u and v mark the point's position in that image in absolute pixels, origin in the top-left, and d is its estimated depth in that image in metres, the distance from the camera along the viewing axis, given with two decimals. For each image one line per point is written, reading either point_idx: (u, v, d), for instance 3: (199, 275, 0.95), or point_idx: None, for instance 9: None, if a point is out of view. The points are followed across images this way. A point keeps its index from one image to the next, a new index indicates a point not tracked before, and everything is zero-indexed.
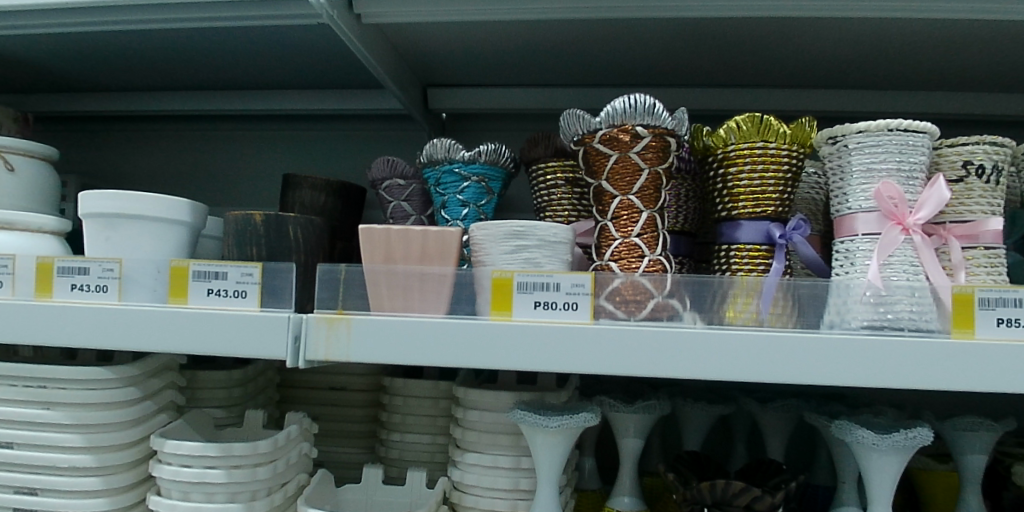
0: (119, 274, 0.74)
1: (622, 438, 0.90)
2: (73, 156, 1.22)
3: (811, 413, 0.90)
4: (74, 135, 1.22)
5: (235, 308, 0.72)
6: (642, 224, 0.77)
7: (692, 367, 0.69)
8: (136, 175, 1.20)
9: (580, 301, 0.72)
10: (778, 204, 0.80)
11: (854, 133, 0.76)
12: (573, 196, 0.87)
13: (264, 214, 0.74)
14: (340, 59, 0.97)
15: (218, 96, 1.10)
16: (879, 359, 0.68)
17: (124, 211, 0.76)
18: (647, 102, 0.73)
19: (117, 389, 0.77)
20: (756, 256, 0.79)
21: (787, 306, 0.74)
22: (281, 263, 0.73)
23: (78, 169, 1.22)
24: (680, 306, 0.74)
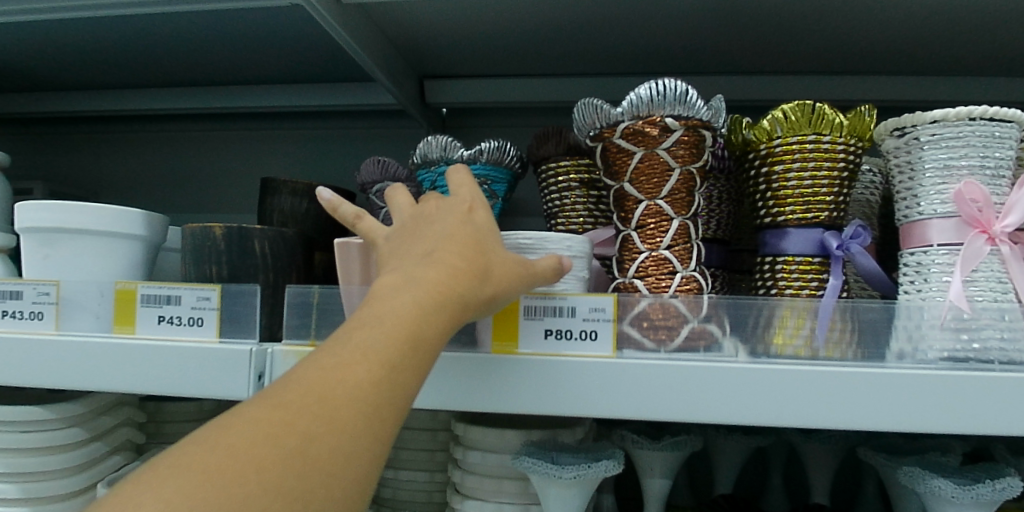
0: (57, 298, 0.63)
1: (646, 478, 0.78)
2: (43, 160, 1.12)
3: (866, 449, 0.78)
4: (43, 138, 1.12)
5: (190, 339, 0.61)
6: (672, 234, 0.65)
7: (735, 410, 0.58)
8: (110, 180, 1.10)
9: (600, 329, 0.60)
10: (832, 208, 0.67)
11: (928, 123, 0.63)
12: (589, 200, 0.75)
13: (225, 226, 0.63)
14: (323, 48, 0.86)
15: (193, 92, 1.00)
16: (961, 401, 0.57)
17: (63, 225, 0.65)
18: (679, 88, 0.61)
19: (59, 431, 0.67)
20: (807, 270, 0.67)
21: (847, 331, 0.62)
22: (244, 284, 0.62)
23: (48, 174, 1.12)
24: (719, 332, 0.61)
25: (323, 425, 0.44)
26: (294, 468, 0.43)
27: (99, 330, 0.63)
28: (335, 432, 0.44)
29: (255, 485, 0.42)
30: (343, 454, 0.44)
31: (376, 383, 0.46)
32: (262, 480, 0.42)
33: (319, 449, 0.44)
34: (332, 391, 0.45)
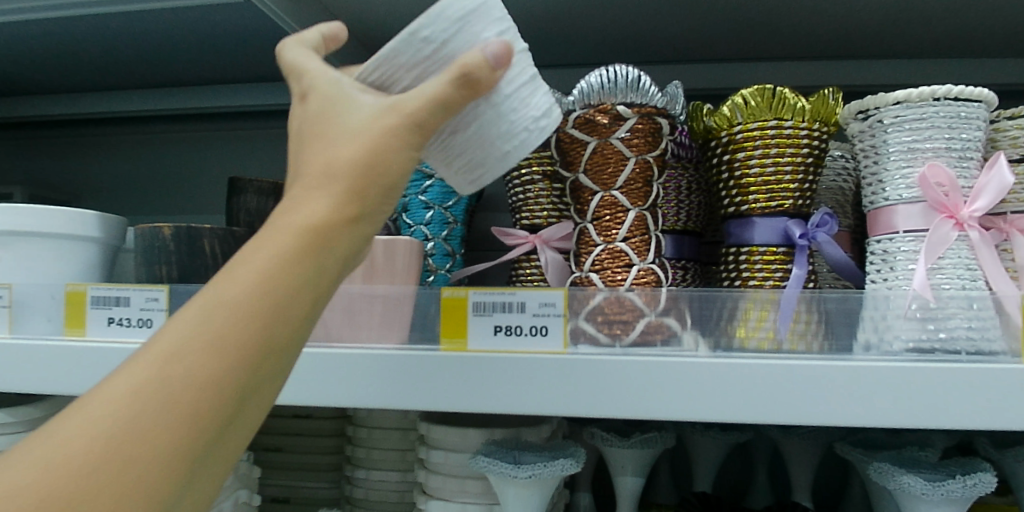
0: (9, 301, 0.63)
1: (617, 476, 0.76)
2: (24, 164, 1.13)
3: (843, 444, 0.76)
4: (25, 142, 1.13)
5: (140, 340, 0.60)
6: (628, 226, 0.63)
7: (691, 406, 0.55)
8: (90, 182, 1.10)
9: (551, 324, 0.59)
10: (797, 196, 0.65)
11: (890, 105, 0.61)
12: (552, 193, 0.73)
13: (173, 226, 0.62)
14: (288, 46, 0.85)
15: (167, 93, 1.00)
16: (931, 393, 0.54)
17: (14, 228, 0.64)
18: (630, 75, 0.60)
19: (18, 435, 0.66)
20: (772, 260, 0.65)
21: (812, 322, 0.59)
22: (194, 284, 0.61)
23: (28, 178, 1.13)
24: (678, 326, 0.60)
25: (173, 369, 0.36)
26: (184, 407, 0.36)
27: (51, 332, 0.62)
28: (234, 340, 0.37)
29: (91, 442, 0.34)
30: (196, 392, 0.36)
31: (224, 317, 0.37)
32: (145, 410, 0.35)
33: (167, 397, 0.35)
34: (180, 335, 0.37)
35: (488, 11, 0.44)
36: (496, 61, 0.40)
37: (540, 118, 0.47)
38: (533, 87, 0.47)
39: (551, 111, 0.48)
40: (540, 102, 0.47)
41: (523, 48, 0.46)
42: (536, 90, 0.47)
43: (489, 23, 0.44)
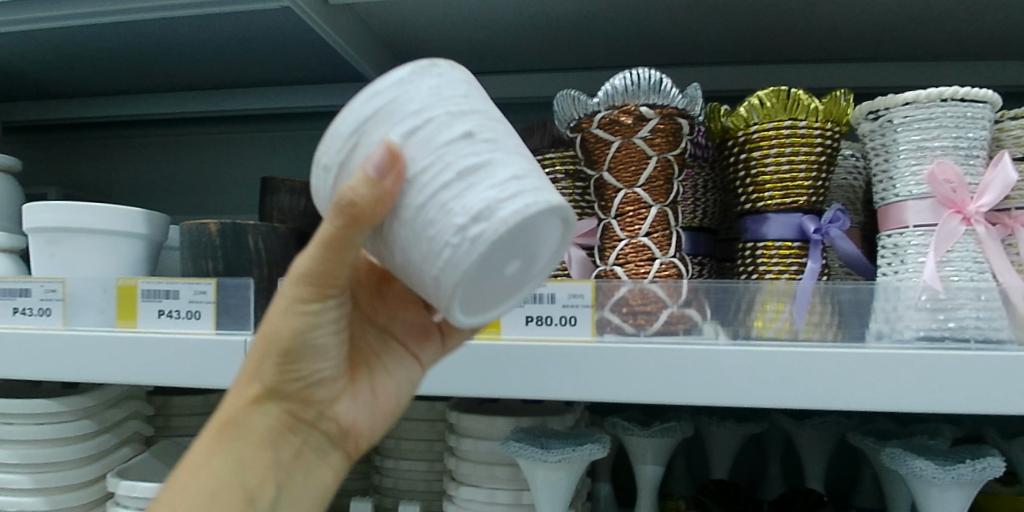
0: (63, 294, 0.66)
1: (638, 464, 0.79)
2: (56, 165, 1.16)
3: (856, 434, 0.79)
4: (57, 143, 1.17)
5: (189, 331, 0.64)
6: (651, 222, 0.66)
7: (713, 392, 0.58)
8: (121, 183, 1.14)
9: (580, 315, 0.62)
10: (811, 193, 0.69)
11: (900, 105, 0.64)
12: (575, 191, 0.76)
13: (219, 223, 0.65)
14: (318, 50, 0.88)
15: (198, 96, 1.03)
16: (941, 379, 0.57)
17: (69, 225, 0.67)
18: (653, 77, 0.63)
19: (69, 423, 0.69)
20: (787, 254, 0.68)
21: (828, 312, 0.63)
22: (239, 278, 0.64)
23: (58, 179, 1.16)
24: (699, 317, 0.63)
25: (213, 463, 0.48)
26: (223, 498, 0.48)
27: (103, 324, 0.66)
28: (245, 442, 0.49)
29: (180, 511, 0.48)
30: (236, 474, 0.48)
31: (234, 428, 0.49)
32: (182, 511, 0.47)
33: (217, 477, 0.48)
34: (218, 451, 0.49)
35: (394, 110, 0.39)
36: (368, 182, 0.37)
37: (463, 223, 0.37)
38: (466, 185, 0.38)
39: (492, 212, 0.37)
40: (469, 205, 0.37)
41: (453, 136, 0.38)
42: (468, 190, 0.38)
43: (390, 126, 0.39)
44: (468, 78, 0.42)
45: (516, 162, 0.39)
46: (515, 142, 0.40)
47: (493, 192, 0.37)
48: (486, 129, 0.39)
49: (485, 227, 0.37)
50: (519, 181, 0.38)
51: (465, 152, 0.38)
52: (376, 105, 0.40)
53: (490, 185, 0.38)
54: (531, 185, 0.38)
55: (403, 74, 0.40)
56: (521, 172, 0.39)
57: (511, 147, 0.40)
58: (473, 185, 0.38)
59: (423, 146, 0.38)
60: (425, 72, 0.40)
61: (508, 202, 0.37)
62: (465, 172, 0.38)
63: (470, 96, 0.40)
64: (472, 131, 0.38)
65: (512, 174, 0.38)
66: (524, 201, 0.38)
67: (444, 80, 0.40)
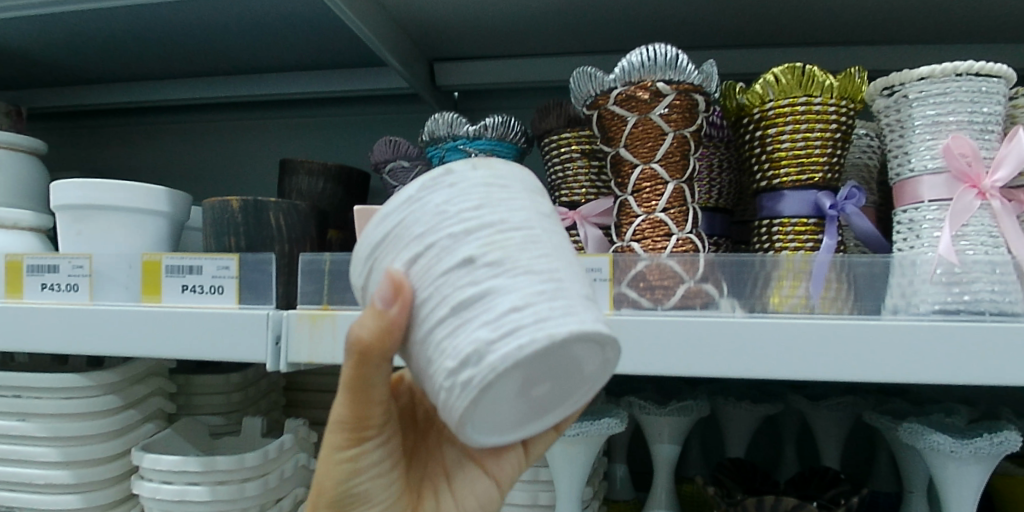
0: (90, 271, 0.67)
1: (654, 443, 0.80)
2: (86, 154, 1.20)
3: (872, 413, 0.79)
4: (88, 132, 1.21)
5: (212, 306, 0.65)
6: (667, 198, 0.67)
7: (730, 364, 0.59)
8: (149, 171, 1.18)
9: (598, 288, 0.64)
10: (826, 169, 0.69)
11: (915, 81, 0.65)
12: (590, 171, 0.77)
13: (242, 199, 0.66)
14: (337, 34, 0.89)
15: (219, 83, 1.05)
16: (959, 351, 0.57)
17: (96, 202, 0.69)
18: (669, 53, 0.63)
19: (95, 398, 0.70)
20: (803, 231, 0.69)
21: (842, 287, 0.63)
22: (261, 253, 0.65)
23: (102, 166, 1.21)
24: (716, 292, 0.63)
25: None
26: None
27: (128, 299, 0.67)
28: None
29: None
30: None
31: None
32: None
33: None
34: None
35: (402, 233, 0.41)
36: (375, 313, 0.41)
37: (457, 367, 0.38)
38: (462, 326, 0.38)
39: (483, 357, 0.38)
40: (459, 347, 0.38)
41: (452, 264, 0.39)
42: (462, 326, 0.38)
43: (398, 252, 0.41)
44: (492, 176, 0.42)
45: (519, 287, 0.38)
46: (527, 255, 0.39)
47: (485, 333, 0.38)
48: (493, 248, 0.39)
49: (473, 371, 0.38)
50: (516, 314, 0.38)
51: (462, 284, 0.39)
52: (387, 229, 0.42)
53: (484, 324, 0.38)
54: (529, 319, 0.38)
55: (410, 192, 0.41)
56: (524, 299, 0.38)
57: (520, 266, 0.39)
58: (467, 323, 0.38)
59: (426, 275, 0.40)
60: (434, 185, 0.41)
61: (500, 343, 0.38)
62: (462, 307, 0.38)
63: (484, 209, 0.40)
64: (473, 256, 0.39)
65: (511, 304, 0.38)
66: (520, 339, 0.37)
67: (455, 191, 0.41)
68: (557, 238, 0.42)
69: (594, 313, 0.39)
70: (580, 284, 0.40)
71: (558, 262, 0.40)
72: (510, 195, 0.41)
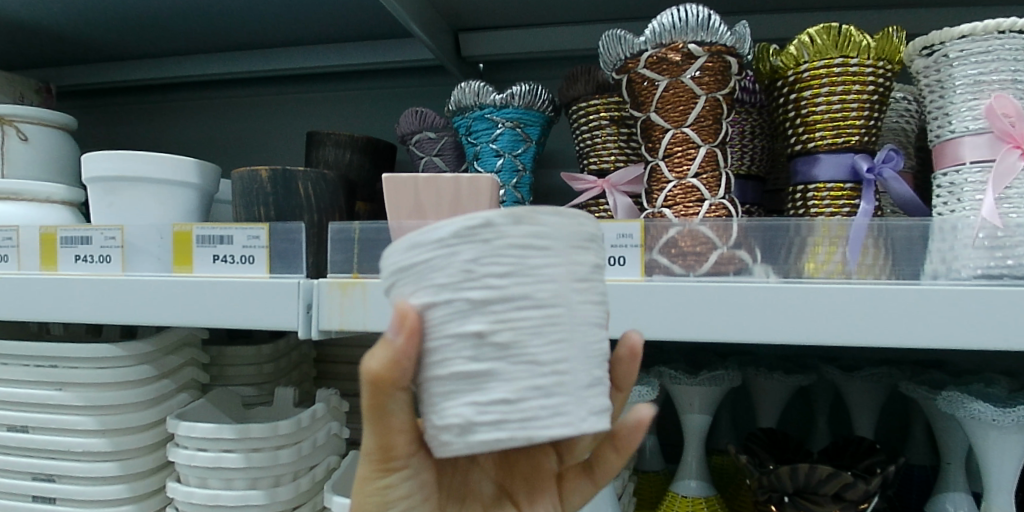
0: (122, 242, 0.68)
1: (685, 414, 0.79)
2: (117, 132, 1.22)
3: (908, 384, 0.77)
4: (119, 109, 1.22)
5: (243, 276, 0.65)
6: (699, 162, 0.66)
7: (765, 330, 0.58)
8: (179, 147, 1.19)
9: (629, 254, 0.62)
10: (863, 132, 0.68)
11: (956, 39, 0.62)
12: (619, 138, 0.76)
13: (270, 169, 0.66)
14: (361, 5, 0.88)
15: (245, 57, 1.05)
16: (1005, 317, 0.55)
17: (126, 174, 0.69)
18: (700, 14, 0.62)
19: (129, 368, 0.72)
20: (839, 196, 0.67)
21: (880, 252, 0.61)
22: (291, 223, 0.65)
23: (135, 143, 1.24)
24: (749, 259, 0.62)
25: None
26: None
27: (160, 270, 0.67)
28: None
29: None
30: None
31: None
32: None
33: None
34: None
35: (423, 273, 0.41)
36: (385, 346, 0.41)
37: (441, 430, 0.41)
38: (456, 394, 0.40)
39: (466, 432, 0.40)
40: (449, 414, 0.40)
41: (463, 332, 0.40)
42: (458, 394, 0.40)
43: (417, 288, 0.41)
44: (534, 235, 0.41)
45: (514, 378, 0.40)
46: (536, 343, 0.40)
47: (472, 410, 0.40)
48: (505, 328, 0.40)
49: (454, 439, 0.40)
50: (506, 406, 0.40)
51: (464, 356, 0.40)
52: (411, 259, 0.41)
53: (473, 402, 0.40)
54: (515, 415, 0.40)
55: (442, 238, 0.40)
56: (517, 392, 0.40)
57: (525, 353, 0.40)
58: (461, 392, 0.40)
59: (438, 326, 0.41)
60: (468, 237, 0.40)
61: (488, 427, 0.40)
62: (461, 377, 0.40)
63: (510, 279, 0.40)
64: (483, 333, 0.40)
65: (505, 393, 0.40)
66: (501, 431, 0.40)
67: (486, 250, 0.40)
68: (581, 312, 0.42)
69: (585, 410, 0.41)
70: (583, 374, 0.41)
71: (568, 351, 0.41)
72: (545, 262, 0.41)
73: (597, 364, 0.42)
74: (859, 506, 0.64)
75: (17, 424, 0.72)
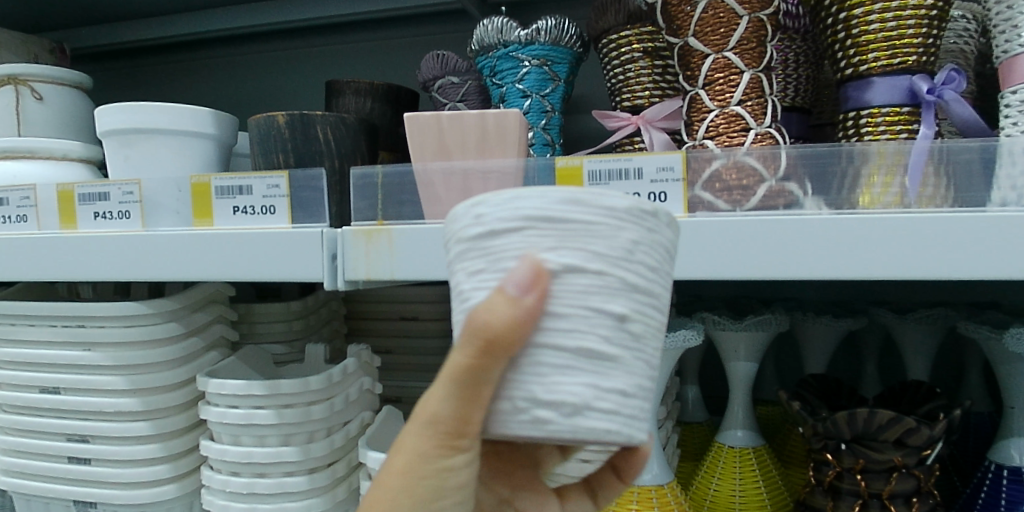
0: (140, 197, 0.66)
1: (730, 360, 0.76)
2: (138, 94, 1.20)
3: (968, 324, 0.73)
4: (138, 71, 1.21)
5: (265, 227, 0.62)
6: (743, 89, 0.61)
7: (820, 265, 0.53)
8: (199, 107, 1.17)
9: (669, 189, 0.58)
10: (921, 52, 0.62)
11: None
12: (654, 71, 0.71)
13: (286, 114, 0.63)
14: None
15: (257, 9, 1.02)
16: None
17: (140, 126, 0.67)
18: None
19: (157, 325, 0.70)
20: (895, 120, 0.62)
21: (943, 179, 0.54)
22: (310, 169, 0.62)
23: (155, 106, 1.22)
24: (800, 192, 0.57)
25: None
26: None
27: (179, 224, 0.65)
28: None
29: None
30: None
31: None
32: None
33: None
34: None
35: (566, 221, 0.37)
36: (508, 301, 0.36)
37: None
38: (576, 371, 0.37)
39: (577, 413, 0.37)
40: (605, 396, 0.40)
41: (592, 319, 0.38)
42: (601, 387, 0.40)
43: (562, 245, 0.36)
44: (672, 235, 0.39)
45: (631, 371, 0.38)
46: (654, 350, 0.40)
47: (591, 394, 0.37)
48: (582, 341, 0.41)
49: (562, 420, 0.37)
50: (619, 398, 0.38)
51: (599, 335, 0.37)
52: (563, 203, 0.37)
53: (593, 385, 0.37)
54: (626, 408, 0.38)
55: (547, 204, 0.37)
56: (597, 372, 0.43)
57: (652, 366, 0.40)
58: (582, 371, 0.37)
59: (575, 295, 0.37)
60: (637, 217, 0.37)
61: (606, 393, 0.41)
62: (592, 359, 0.37)
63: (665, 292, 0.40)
64: (625, 317, 0.37)
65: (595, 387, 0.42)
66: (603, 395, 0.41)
67: (648, 237, 0.38)
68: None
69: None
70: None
71: None
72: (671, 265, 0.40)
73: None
74: (922, 452, 0.60)
75: (49, 385, 0.72)
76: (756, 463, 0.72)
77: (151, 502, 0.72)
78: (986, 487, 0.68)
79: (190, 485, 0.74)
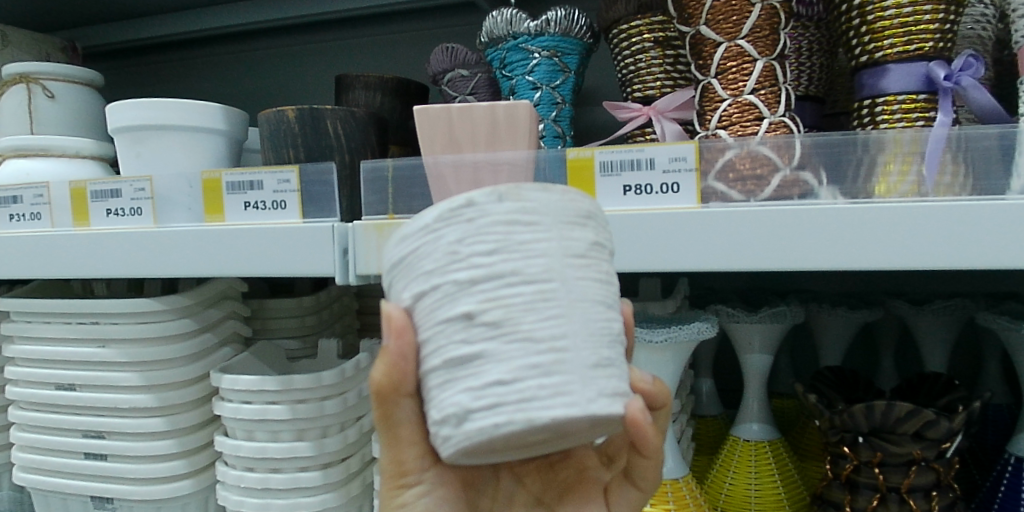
0: (151, 193, 0.66)
1: (745, 353, 0.75)
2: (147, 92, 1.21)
3: (987, 314, 0.72)
4: (149, 68, 1.21)
5: (277, 222, 0.62)
6: (756, 77, 0.60)
7: (837, 255, 0.52)
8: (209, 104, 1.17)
9: (682, 180, 0.57)
10: (938, 38, 0.61)
11: None
12: (665, 61, 0.70)
13: (297, 108, 0.63)
14: None
15: (265, 5, 1.02)
16: None
17: (150, 122, 0.67)
18: None
19: (170, 321, 0.70)
20: (912, 108, 0.61)
21: (961, 166, 0.53)
22: (320, 164, 0.62)
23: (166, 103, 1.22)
24: (816, 181, 0.56)
25: None
26: None
27: (192, 220, 0.65)
28: None
29: None
30: None
31: None
32: None
33: None
34: None
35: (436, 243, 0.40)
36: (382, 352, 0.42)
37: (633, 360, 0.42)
38: (451, 383, 0.39)
39: (463, 420, 0.38)
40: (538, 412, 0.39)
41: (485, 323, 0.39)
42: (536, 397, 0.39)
43: (409, 280, 0.41)
44: (524, 218, 0.39)
45: (551, 371, 0.38)
46: (568, 336, 0.38)
47: (467, 397, 0.38)
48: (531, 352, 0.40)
49: (453, 432, 0.39)
50: (502, 387, 0.38)
51: (457, 340, 0.39)
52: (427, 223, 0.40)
53: (465, 388, 0.38)
54: (513, 396, 0.37)
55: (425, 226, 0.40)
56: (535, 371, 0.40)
57: (561, 346, 0.38)
58: (525, 361, 0.38)
59: (445, 320, 0.39)
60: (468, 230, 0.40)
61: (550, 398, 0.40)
62: (479, 373, 0.38)
63: (542, 267, 0.39)
64: (475, 317, 0.38)
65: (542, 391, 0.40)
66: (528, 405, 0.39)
67: (471, 230, 0.39)
68: (579, 289, 0.39)
69: (593, 391, 0.38)
70: (597, 355, 0.39)
71: None
72: (533, 237, 0.39)
73: (608, 344, 0.40)
74: (942, 445, 0.59)
75: (64, 382, 0.72)
76: (772, 456, 0.71)
77: (166, 498, 0.73)
78: (1006, 480, 0.67)
79: (205, 481, 0.74)
